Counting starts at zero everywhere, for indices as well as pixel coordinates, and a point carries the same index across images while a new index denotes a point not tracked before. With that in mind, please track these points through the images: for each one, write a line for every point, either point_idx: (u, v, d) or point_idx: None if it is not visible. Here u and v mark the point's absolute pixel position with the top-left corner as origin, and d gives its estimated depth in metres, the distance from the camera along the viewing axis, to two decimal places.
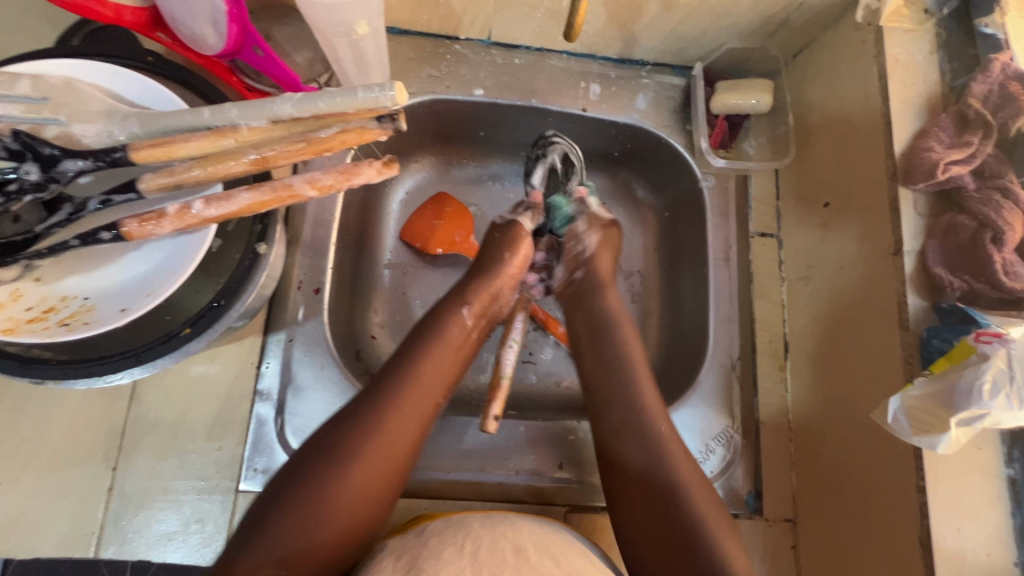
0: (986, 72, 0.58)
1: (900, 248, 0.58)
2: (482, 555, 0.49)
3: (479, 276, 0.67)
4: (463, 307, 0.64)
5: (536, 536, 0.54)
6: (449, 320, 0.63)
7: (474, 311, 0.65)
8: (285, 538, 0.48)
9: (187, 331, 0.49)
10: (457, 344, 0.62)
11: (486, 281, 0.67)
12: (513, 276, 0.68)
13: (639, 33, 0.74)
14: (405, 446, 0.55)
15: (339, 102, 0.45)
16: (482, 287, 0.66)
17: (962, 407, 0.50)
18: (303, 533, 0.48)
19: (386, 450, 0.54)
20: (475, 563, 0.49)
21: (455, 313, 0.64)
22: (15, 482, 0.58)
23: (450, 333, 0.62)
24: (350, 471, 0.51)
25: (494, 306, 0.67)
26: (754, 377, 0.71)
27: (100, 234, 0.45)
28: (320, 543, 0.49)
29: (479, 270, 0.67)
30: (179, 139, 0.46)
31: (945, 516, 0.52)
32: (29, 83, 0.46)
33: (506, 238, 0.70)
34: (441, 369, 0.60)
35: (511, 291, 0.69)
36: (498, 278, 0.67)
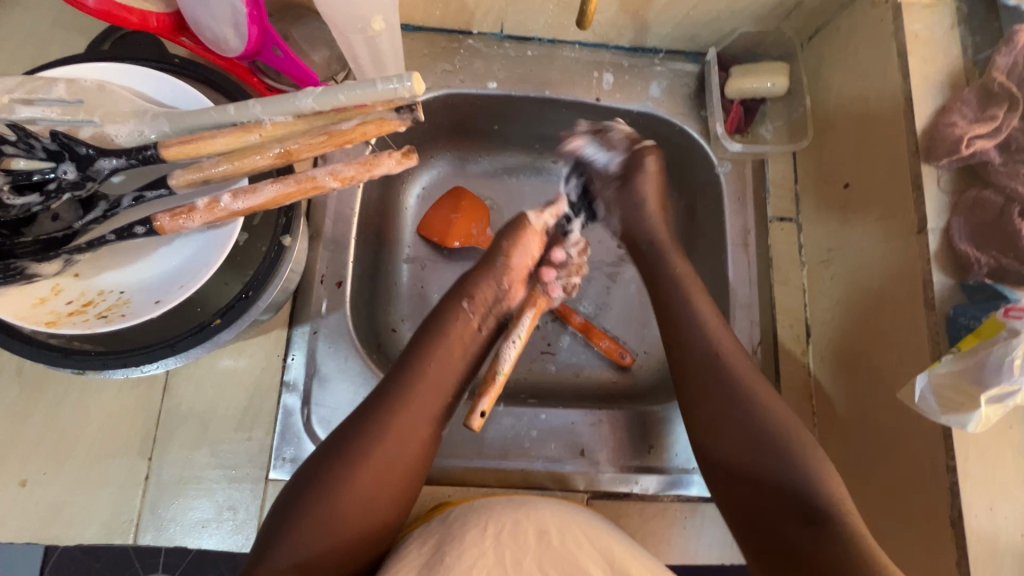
0: (1011, 44, 0.57)
1: (925, 226, 0.57)
2: (504, 539, 0.51)
3: (481, 271, 0.67)
4: (464, 301, 0.65)
5: (560, 516, 0.55)
6: (451, 315, 0.64)
7: (476, 305, 0.65)
8: (302, 538, 0.50)
9: (218, 322, 0.51)
10: (459, 338, 0.63)
11: (488, 275, 0.67)
12: (513, 268, 0.68)
13: (652, 20, 0.74)
14: (416, 443, 0.56)
15: (359, 94, 0.46)
16: (483, 281, 0.67)
17: (992, 384, 0.49)
18: (319, 537, 0.50)
19: (394, 448, 0.55)
20: (498, 546, 0.51)
21: (459, 309, 0.64)
22: (57, 472, 0.61)
23: (453, 328, 0.63)
24: (357, 475, 0.53)
25: (501, 300, 0.67)
26: (776, 361, 0.71)
27: (135, 229, 0.47)
28: (338, 542, 0.51)
29: (479, 264, 0.68)
30: (207, 136, 0.47)
31: (978, 494, 0.51)
32: (65, 87, 0.48)
33: (507, 232, 0.70)
34: (444, 368, 0.61)
35: (517, 285, 0.69)
36: (499, 270, 0.67)
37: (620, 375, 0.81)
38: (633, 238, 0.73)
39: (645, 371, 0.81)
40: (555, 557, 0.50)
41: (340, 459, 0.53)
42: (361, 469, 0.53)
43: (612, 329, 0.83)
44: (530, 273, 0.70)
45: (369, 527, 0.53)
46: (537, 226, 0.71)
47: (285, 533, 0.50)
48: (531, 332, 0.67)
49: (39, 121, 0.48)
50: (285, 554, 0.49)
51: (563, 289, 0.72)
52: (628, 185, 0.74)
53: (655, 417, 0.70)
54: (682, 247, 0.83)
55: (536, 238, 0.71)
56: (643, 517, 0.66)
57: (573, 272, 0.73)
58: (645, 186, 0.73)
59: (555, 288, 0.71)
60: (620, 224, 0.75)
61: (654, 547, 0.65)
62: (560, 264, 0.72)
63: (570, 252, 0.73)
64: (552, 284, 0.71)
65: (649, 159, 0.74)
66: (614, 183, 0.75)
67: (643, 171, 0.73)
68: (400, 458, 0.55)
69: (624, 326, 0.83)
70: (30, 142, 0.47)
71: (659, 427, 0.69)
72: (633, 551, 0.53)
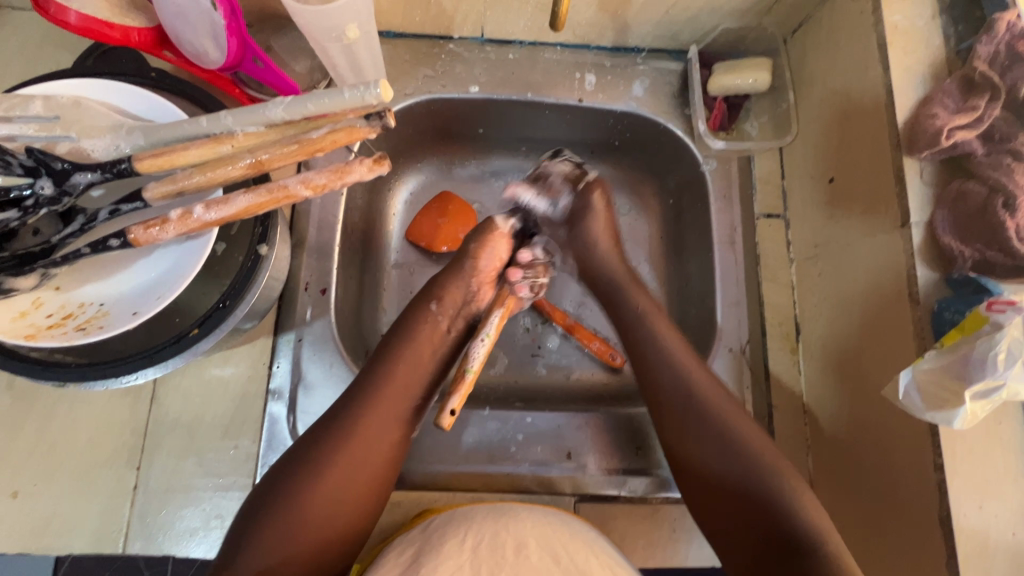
0: (991, 33, 0.56)
1: (908, 220, 0.56)
2: (482, 552, 0.51)
3: (449, 273, 0.68)
4: (432, 304, 0.65)
5: (540, 527, 0.55)
6: (419, 318, 0.64)
7: (444, 307, 0.65)
8: (264, 544, 0.50)
9: (196, 332, 0.51)
10: (427, 340, 0.63)
11: (457, 277, 0.67)
12: (481, 270, 0.68)
13: (631, 20, 0.73)
14: (384, 448, 0.57)
15: (327, 102, 0.46)
16: (451, 284, 0.67)
17: (976, 380, 0.48)
18: (284, 542, 0.50)
19: (360, 450, 0.55)
20: (474, 561, 0.50)
21: (428, 310, 0.65)
22: (48, 483, 0.61)
23: (421, 331, 0.64)
24: (325, 479, 0.53)
25: (469, 302, 0.67)
26: (765, 360, 0.70)
27: (109, 242, 0.48)
28: (298, 547, 0.51)
29: (449, 268, 0.68)
30: (180, 148, 0.48)
31: (966, 493, 0.50)
32: (42, 104, 0.49)
33: (474, 234, 0.70)
34: (411, 368, 0.61)
35: (485, 285, 0.69)
36: (467, 271, 0.68)
37: (610, 376, 0.80)
38: (594, 282, 0.72)
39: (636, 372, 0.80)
40: (532, 571, 0.49)
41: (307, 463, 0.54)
42: (327, 473, 0.53)
43: (602, 330, 0.82)
44: (499, 275, 0.70)
45: (331, 532, 0.53)
46: (504, 228, 0.71)
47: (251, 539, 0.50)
48: (501, 330, 0.66)
49: (16, 138, 0.48)
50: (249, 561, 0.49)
51: (531, 290, 0.71)
52: (576, 230, 0.73)
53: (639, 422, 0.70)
54: (670, 247, 0.83)
55: (502, 239, 0.70)
56: (632, 520, 0.65)
57: (541, 272, 0.71)
58: (595, 226, 0.72)
59: (524, 289, 0.70)
60: (576, 262, 0.74)
61: (643, 550, 0.64)
62: (527, 264, 0.71)
63: (536, 253, 0.72)
64: (520, 284, 0.69)
65: (595, 197, 0.73)
66: (562, 229, 0.75)
67: (592, 213, 0.73)
68: (366, 465, 0.55)
69: (614, 327, 0.83)
70: (7, 159, 0.47)
71: (642, 432, 0.69)
72: (610, 558, 0.54)
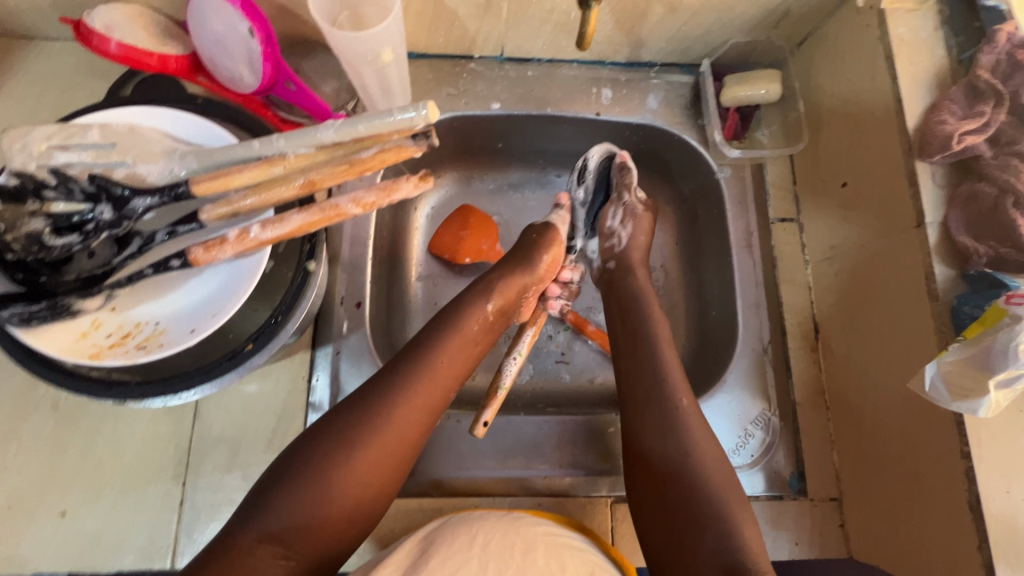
0: (992, 43, 0.59)
1: (923, 220, 0.59)
2: (492, 545, 0.53)
3: (511, 273, 0.69)
4: (487, 301, 0.67)
5: (551, 537, 0.56)
6: (472, 314, 0.65)
7: (500, 307, 0.67)
8: (280, 511, 0.50)
9: (250, 347, 0.53)
10: (475, 334, 0.64)
11: (517, 280, 0.69)
12: (541, 277, 0.72)
13: (646, 36, 0.77)
14: (415, 436, 0.57)
15: (377, 124, 0.48)
16: (512, 284, 0.69)
17: (1000, 369, 0.51)
18: (306, 514, 0.50)
19: (395, 434, 0.55)
20: (484, 554, 0.51)
21: (485, 308, 0.66)
22: (94, 501, 0.62)
23: (471, 324, 0.65)
24: (351, 458, 0.53)
25: (518, 304, 0.70)
26: (786, 360, 0.73)
27: (170, 262, 0.50)
28: (321, 519, 0.51)
29: (508, 266, 0.70)
30: (234, 170, 0.50)
31: (993, 478, 0.52)
32: (98, 132, 0.51)
33: (542, 241, 0.73)
34: (454, 359, 0.62)
35: (532, 296, 0.73)
36: (528, 278, 0.70)
37: None
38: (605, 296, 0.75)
39: None
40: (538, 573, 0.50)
41: (332, 441, 0.53)
42: (363, 457, 0.53)
43: None
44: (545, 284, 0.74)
45: (350, 512, 0.53)
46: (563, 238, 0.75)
47: (262, 508, 0.50)
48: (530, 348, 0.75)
49: (74, 164, 0.49)
50: (260, 525, 0.49)
51: (559, 307, 0.79)
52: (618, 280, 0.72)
53: None
54: (688, 252, 0.85)
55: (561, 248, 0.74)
56: None
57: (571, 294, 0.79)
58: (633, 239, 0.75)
59: (554, 305, 0.78)
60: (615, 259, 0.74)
61: None
62: (563, 283, 0.79)
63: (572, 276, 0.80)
64: (553, 301, 0.78)
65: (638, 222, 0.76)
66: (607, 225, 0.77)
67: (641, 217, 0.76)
68: (398, 453, 0.55)
69: None
70: (69, 186, 0.49)
71: None
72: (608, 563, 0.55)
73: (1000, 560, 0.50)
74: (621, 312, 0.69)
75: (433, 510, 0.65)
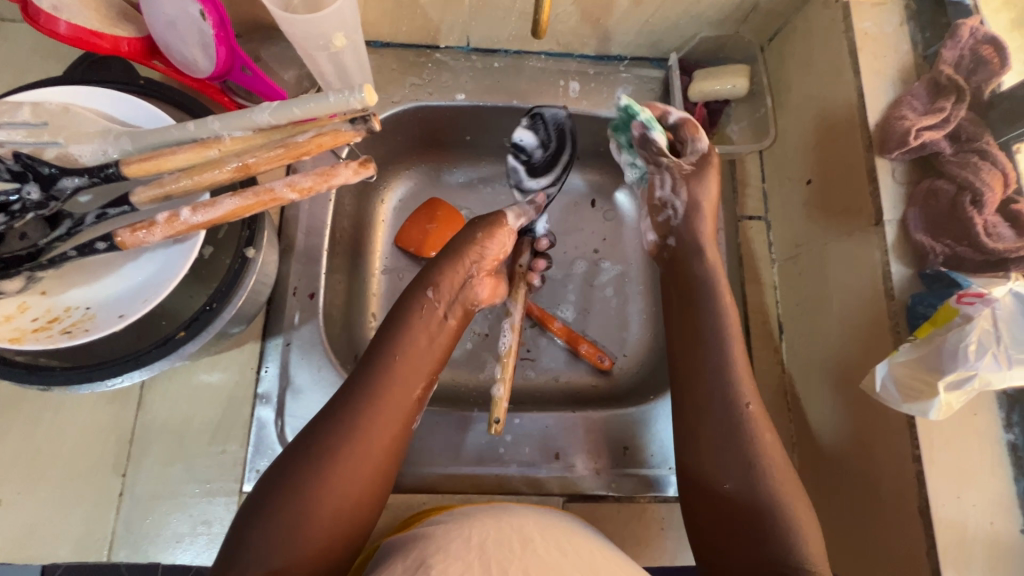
0: (955, 38, 0.58)
1: (881, 218, 0.57)
2: (488, 547, 0.51)
3: (450, 259, 0.68)
4: (429, 290, 0.66)
5: (542, 527, 0.56)
6: (415, 305, 0.65)
7: (440, 293, 0.66)
8: (274, 543, 0.49)
9: (182, 335, 0.51)
10: (426, 328, 0.64)
11: (456, 263, 0.67)
12: (482, 261, 0.69)
13: (613, 28, 0.75)
14: (385, 445, 0.57)
15: (312, 106, 0.47)
16: (448, 271, 0.67)
17: (949, 370, 0.49)
18: (291, 541, 0.49)
19: (366, 446, 0.55)
20: (482, 555, 0.50)
21: (426, 298, 0.65)
22: (31, 491, 0.61)
23: (418, 317, 0.65)
24: (331, 473, 0.53)
25: (467, 287, 0.68)
26: (748, 360, 0.71)
27: (95, 244, 0.48)
28: (318, 542, 0.50)
29: (446, 252, 0.69)
30: (167, 152, 0.49)
31: (943, 483, 0.51)
32: (29, 110, 0.50)
33: (479, 226, 0.70)
34: (413, 358, 0.62)
35: (485, 275, 0.70)
36: (467, 259, 0.68)
37: (599, 378, 0.81)
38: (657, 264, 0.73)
39: (624, 373, 0.81)
40: (543, 564, 0.49)
41: (309, 460, 0.53)
42: (333, 472, 0.53)
43: (590, 332, 0.83)
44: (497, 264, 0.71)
45: (334, 535, 0.52)
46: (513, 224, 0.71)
47: (251, 541, 0.49)
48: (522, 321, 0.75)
49: (5, 143, 0.49)
50: (258, 560, 0.48)
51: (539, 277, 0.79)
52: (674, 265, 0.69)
53: (590, 424, 0.69)
54: None
55: (507, 233, 0.71)
56: (620, 520, 0.65)
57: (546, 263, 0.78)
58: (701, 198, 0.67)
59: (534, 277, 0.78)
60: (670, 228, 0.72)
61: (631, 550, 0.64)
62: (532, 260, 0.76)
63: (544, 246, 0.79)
64: (529, 275, 0.77)
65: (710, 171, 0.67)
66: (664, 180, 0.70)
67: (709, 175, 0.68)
68: (370, 463, 0.55)
69: (603, 329, 0.83)
70: None
71: (588, 438, 0.69)
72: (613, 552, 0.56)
73: (947, 565, 0.49)
74: (682, 291, 0.66)
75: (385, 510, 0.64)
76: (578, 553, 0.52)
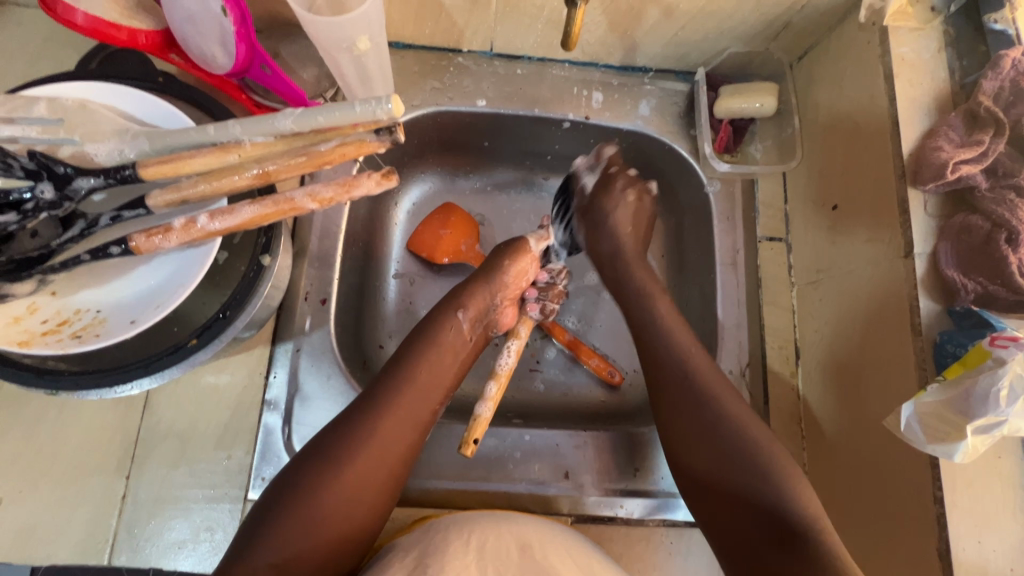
0: (997, 69, 0.57)
1: (911, 250, 0.56)
2: (488, 551, 0.51)
3: (477, 283, 0.69)
4: (457, 312, 0.66)
5: (542, 533, 0.55)
6: (444, 324, 0.65)
7: (468, 315, 0.67)
8: (286, 538, 0.49)
9: (194, 342, 0.51)
10: (451, 347, 0.64)
11: (485, 288, 0.69)
12: (507, 287, 0.70)
13: (640, 40, 0.74)
14: (400, 452, 0.56)
15: (338, 116, 0.45)
16: (476, 293, 0.68)
17: (979, 415, 0.49)
18: (298, 539, 0.49)
19: (383, 451, 0.55)
20: (480, 560, 0.50)
21: (454, 318, 0.66)
22: (33, 490, 0.60)
23: (445, 337, 0.64)
24: (350, 470, 0.53)
25: (491, 313, 0.70)
26: (764, 385, 0.70)
27: (109, 249, 0.47)
28: (327, 539, 0.50)
29: (475, 277, 0.70)
30: (185, 156, 0.47)
31: (966, 526, 0.50)
32: (45, 106, 0.48)
33: (507, 253, 0.72)
34: (437, 373, 0.62)
35: (509, 304, 0.71)
36: (497, 286, 0.69)
37: (609, 394, 0.80)
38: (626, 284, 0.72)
39: (634, 391, 0.80)
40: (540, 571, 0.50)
41: (324, 459, 0.53)
42: (344, 474, 0.52)
43: (601, 346, 0.82)
44: (521, 294, 0.73)
45: (341, 535, 0.51)
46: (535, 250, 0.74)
47: (263, 535, 0.49)
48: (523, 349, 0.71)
49: (19, 139, 0.48)
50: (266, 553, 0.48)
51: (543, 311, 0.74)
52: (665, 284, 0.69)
53: (600, 441, 0.69)
54: (673, 266, 0.83)
55: (532, 261, 0.73)
56: (629, 542, 0.64)
57: (555, 297, 0.75)
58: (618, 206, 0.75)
59: (535, 308, 0.74)
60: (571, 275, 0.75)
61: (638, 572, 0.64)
62: (543, 286, 0.75)
63: (553, 276, 0.76)
64: (532, 304, 0.73)
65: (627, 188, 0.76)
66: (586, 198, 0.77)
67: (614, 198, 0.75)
68: (383, 466, 0.55)
69: (613, 343, 0.82)
70: (8, 161, 0.47)
71: (597, 456, 0.68)
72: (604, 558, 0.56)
73: None
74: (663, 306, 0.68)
75: (389, 520, 0.63)
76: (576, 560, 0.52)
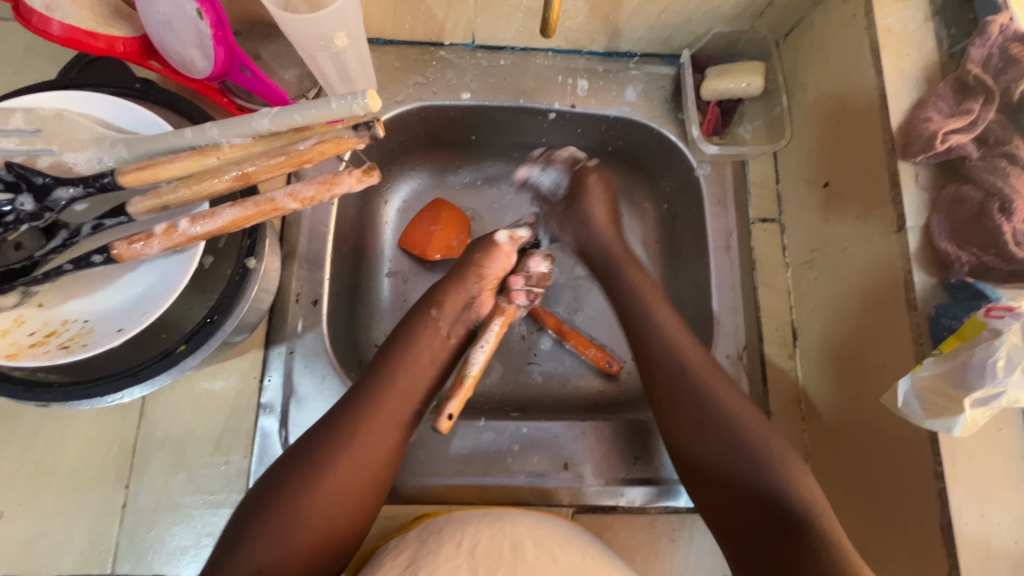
0: (984, 35, 0.56)
1: (904, 224, 0.55)
2: (479, 554, 0.50)
3: (454, 280, 0.68)
4: (434, 309, 0.66)
5: (536, 531, 0.54)
6: (420, 324, 0.64)
7: (445, 312, 0.66)
8: (268, 543, 0.49)
9: (183, 348, 0.51)
10: (429, 346, 0.63)
11: (460, 283, 0.68)
12: (485, 280, 0.69)
13: (623, 25, 0.73)
14: (382, 453, 0.56)
15: (314, 113, 0.44)
16: (452, 290, 0.67)
17: (976, 387, 0.48)
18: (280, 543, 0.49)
19: (363, 452, 0.55)
20: (471, 561, 0.50)
21: (432, 317, 0.65)
22: (33, 504, 0.60)
23: (423, 337, 0.64)
24: (328, 472, 0.52)
25: (470, 308, 0.68)
26: (762, 366, 0.69)
27: (92, 258, 0.47)
28: (303, 545, 0.50)
29: (451, 273, 0.69)
30: (164, 160, 0.47)
31: (967, 501, 0.49)
32: (21, 117, 0.48)
33: (480, 248, 0.70)
34: (416, 370, 0.61)
35: (488, 297, 0.69)
36: (471, 278, 0.68)
37: (607, 383, 0.79)
38: (589, 257, 0.73)
39: (632, 379, 0.80)
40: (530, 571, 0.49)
41: (307, 461, 0.53)
42: (327, 476, 0.52)
43: (597, 336, 0.81)
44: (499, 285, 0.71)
45: (323, 536, 0.51)
46: (507, 243, 0.71)
47: (242, 540, 0.49)
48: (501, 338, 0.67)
49: None
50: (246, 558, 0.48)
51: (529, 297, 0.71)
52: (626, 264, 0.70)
53: (601, 430, 0.69)
54: (667, 252, 0.82)
55: (507, 254, 0.71)
56: (630, 531, 0.64)
57: (539, 281, 0.72)
58: (592, 207, 0.75)
59: (521, 295, 0.70)
60: (574, 243, 0.75)
61: (641, 560, 0.63)
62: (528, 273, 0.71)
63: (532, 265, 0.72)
64: (517, 291, 0.70)
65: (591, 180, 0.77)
66: (560, 206, 0.77)
67: (588, 192, 0.75)
68: (366, 466, 0.54)
69: (608, 332, 0.82)
70: None
71: (596, 444, 0.68)
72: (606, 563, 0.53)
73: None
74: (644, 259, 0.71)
75: (388, 519, 0.63)
76: (571, 561, 0.51)
